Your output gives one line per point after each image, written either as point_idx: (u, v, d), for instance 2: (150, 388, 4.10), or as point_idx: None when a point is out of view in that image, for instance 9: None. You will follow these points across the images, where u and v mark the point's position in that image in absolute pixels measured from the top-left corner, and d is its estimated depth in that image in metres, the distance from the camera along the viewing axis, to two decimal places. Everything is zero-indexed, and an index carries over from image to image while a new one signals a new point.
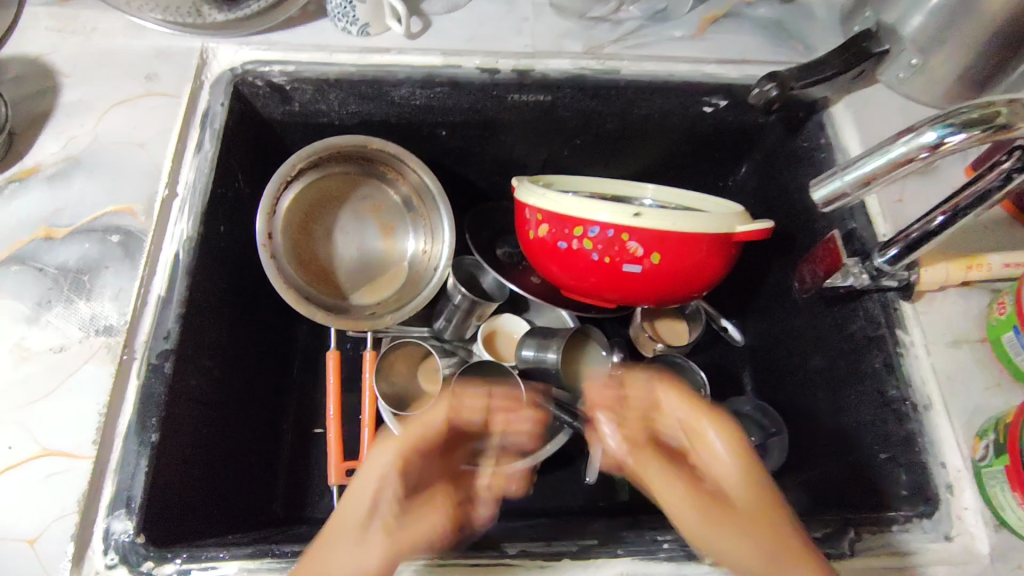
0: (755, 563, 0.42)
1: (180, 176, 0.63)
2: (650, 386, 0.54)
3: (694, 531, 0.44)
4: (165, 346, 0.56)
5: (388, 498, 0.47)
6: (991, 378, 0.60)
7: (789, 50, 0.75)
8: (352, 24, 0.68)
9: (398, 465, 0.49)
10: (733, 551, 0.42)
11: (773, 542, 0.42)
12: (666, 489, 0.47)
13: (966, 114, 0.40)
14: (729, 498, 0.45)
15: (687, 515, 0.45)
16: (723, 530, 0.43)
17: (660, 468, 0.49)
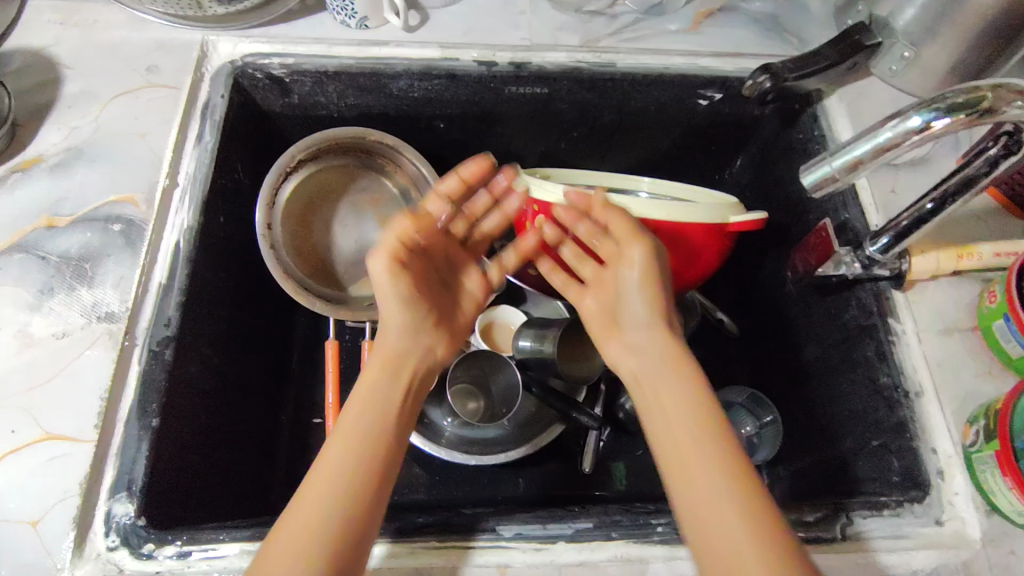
0: (707, 461, 0.47)
1: (181, 166, 0.63)
2: (626, 230, 0.56)
3: (671, 433, 0.50)
4: (166, 333, 0.57)
5: (394, 313, 0.57)
6: (982, 366, 0.60)
7: (783, 43, 0.75)
8: (351, 18, 0.69)
9: (394, 274, 0.56)
10: (689, 447, 0.49)
11: (726, 449, 0.48)
12: (657, 387, 0.54)
13: (951, 99, 0.41)
14: (695, 402, 0.51)
15: (671, 408, 0.52)
16: (689, 429, 0.50)
17: (659, 335, 0.56)
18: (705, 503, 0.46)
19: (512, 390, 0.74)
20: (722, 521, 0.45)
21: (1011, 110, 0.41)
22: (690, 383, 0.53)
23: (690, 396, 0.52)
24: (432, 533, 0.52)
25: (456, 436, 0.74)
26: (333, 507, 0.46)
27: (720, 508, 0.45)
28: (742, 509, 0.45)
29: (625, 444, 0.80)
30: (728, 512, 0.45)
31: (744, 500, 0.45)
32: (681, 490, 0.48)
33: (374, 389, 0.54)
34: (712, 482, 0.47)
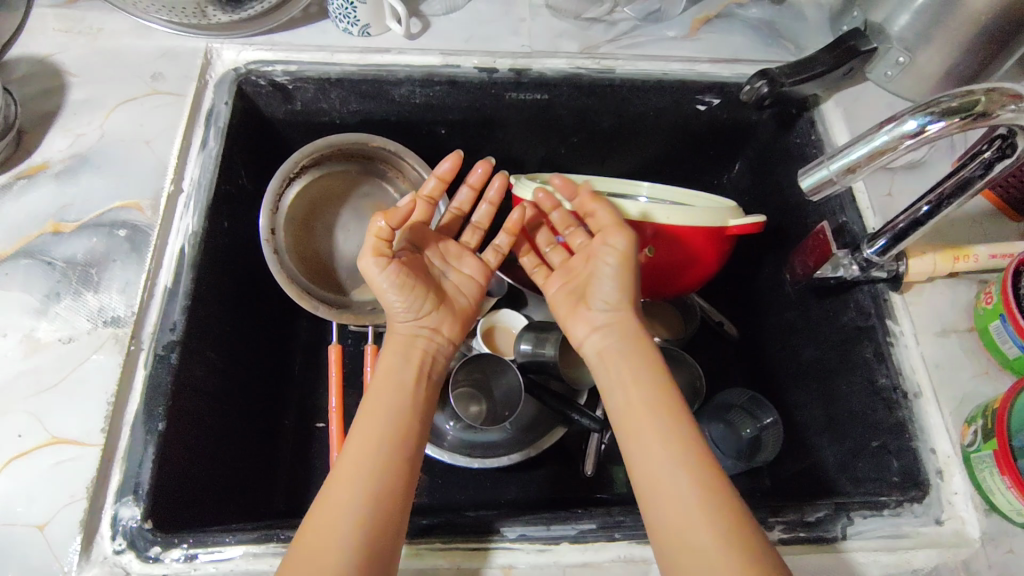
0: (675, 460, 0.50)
1: (186, 173, 0.64)
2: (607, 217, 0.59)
3: (642, 433, 0.53)
4: (171, 337, 0.57)
5: (393, 304, 0.60)
6: (979, 367, 0.61)
7: (780, 49, 0.77)
8: (353, 25, 0.70)
9: (385, 265, 0.58)
10: (653, 443, 0.52)
11: (693, 444, 0.51)
12: (629, 384, 0.57)
13: (946, 103, 0.42)
14: (665, 401, 0.55)
15: (641, 407, 0.55)
16: (659, 426, 0.53)
17: (630, 334, 0.60)
18: (682, 497, 0.48)
19: (513, 393, 0.74)
20: (689, 511, 0.47)
21: (1005, 114, 0.42)
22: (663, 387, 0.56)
23: (659, 396, 0.55)
24: (437, 534, 0.52)
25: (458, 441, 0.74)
26: (349, 508, 0.48)
27: (687, 502, 0.48)
28: (709, 503, 0.47)
29: None
30: (692, 506, 0.47)
31: (707, 493, 0.48)
32: (651, 487, 0.50)
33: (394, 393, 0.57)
34: (674, 474, 0.49)
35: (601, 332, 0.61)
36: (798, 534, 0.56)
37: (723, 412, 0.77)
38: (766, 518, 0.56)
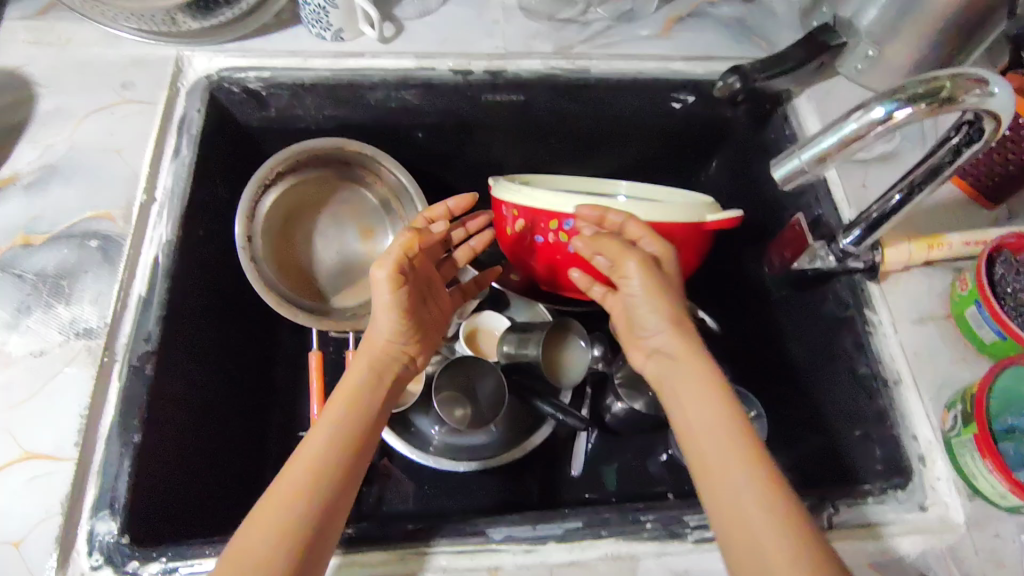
0: (746, 486, 0.47)
1: (158, 181, 0.63)
2: (625, 249, 0.58)
3: (706, 458, 0.50)
4: (146, 347, 0.57)
5: (388, 322, 0.58)
6: (956, 353, 0.62)
7: (752, 46, 0.77)
8: (326, 30, 0.70)
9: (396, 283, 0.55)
10: (717, 470, 0.49)
11: (759, 466, 0.48)
12: (687, 404, 0.54)
13: (912, 89, 0.43)
14: (726, 420, 0.51)
15: (702, 431, 0.51)
16: (722, 449, 0.50)
17: (681, 348, 0.56)
18: (759, 528, 0.45)
19: (500, 393, 0.74)
20: (766, 542, 0.45)
21: (969, 98, 0.43)
22: (725, 403, 0.52)
23: (721, 415, 0.52)
24: (423, 539, 0.52)
25: (445, 444, 0.75)
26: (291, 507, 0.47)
27: (763, 531, 0.45)
28: (785, 531, 0.45)
29: (613, 446, 0.80)
30: (768, 534, 0.45)
31: (779, 519, 0.45)
32: (728, 518, 0.47)
33: (350, 402, 0.56)
34: (744, 502, 0.47)
35: (656, 351, 0.58)
36: None
37: None
38: None
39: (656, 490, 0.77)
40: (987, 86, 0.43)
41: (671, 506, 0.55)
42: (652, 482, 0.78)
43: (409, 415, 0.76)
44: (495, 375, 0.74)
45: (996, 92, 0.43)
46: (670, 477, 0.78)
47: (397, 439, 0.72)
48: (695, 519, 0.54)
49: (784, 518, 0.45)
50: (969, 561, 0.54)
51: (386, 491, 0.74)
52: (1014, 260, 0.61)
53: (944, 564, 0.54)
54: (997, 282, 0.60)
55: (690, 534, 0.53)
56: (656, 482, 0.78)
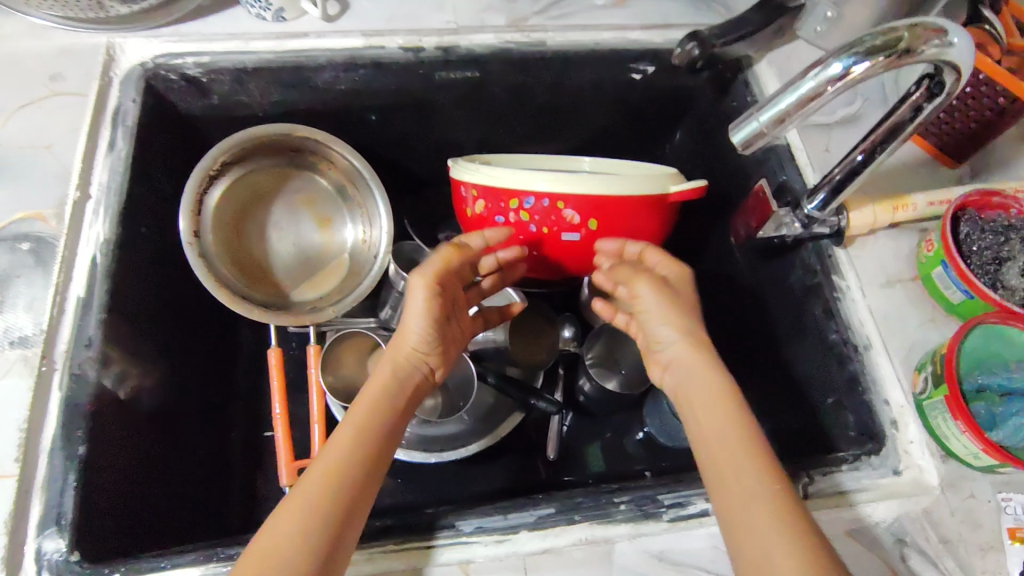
0: (752, 482, 0.45)
1: (93, 178, 0.60)
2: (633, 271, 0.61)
3: (715, 456, 0.48)
4: (88, 354, 0.54)
5: (416, 330, 0.59)
6: (925, 315, 0.61)
7: (710, 12, 0.75)
8: (266, 10, 0.66)
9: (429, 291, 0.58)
10: (725, 469, 0.47)
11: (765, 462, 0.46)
12: (699, 410, 0.51)
13: (870, 42, 0.41)
14: (733, 417, 0.49)
15: (710, 432, 0.49)
16: (728, 446, 0.48)
17: (692, 353, 0.55)
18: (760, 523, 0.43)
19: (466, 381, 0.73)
20: (769, 536, 0.43)
21: (928, 49, 0.41)
22: (734, 403, 0.50)
23: (730, 413, 0.49)
24: (390, 536, 0.50)
25: (416, 435, 0.71)
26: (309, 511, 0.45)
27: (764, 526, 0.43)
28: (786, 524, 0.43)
29: (589, 427, 0.79)
30: (768, 528, 0.43)
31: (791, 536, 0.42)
32: (732, 514, 0.45)
33: (376, 412, 0.54)
34: (748, 498, 0.45)
35: (669, 359, 0.57)
36: None
37: None
38: None
39: (634, 469, 0.76)
40: (946, 36, 0.41)
41: (646, 486, 0.54)
42: (630, 461, 0.77)
43: None
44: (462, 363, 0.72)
45: (955, 41, 0.42)
46: (647, 455, 0.78)
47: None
48: (670, 498, 0.53)
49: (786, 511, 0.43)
50: (944, 523, 0.54)
51: None
52: (978, 218, 0.61)
53: (919, 528, 0.54)
54: (962, 241, 0.60)
55: (665, 513, 0.52)
56: (633, 461, 0.77)
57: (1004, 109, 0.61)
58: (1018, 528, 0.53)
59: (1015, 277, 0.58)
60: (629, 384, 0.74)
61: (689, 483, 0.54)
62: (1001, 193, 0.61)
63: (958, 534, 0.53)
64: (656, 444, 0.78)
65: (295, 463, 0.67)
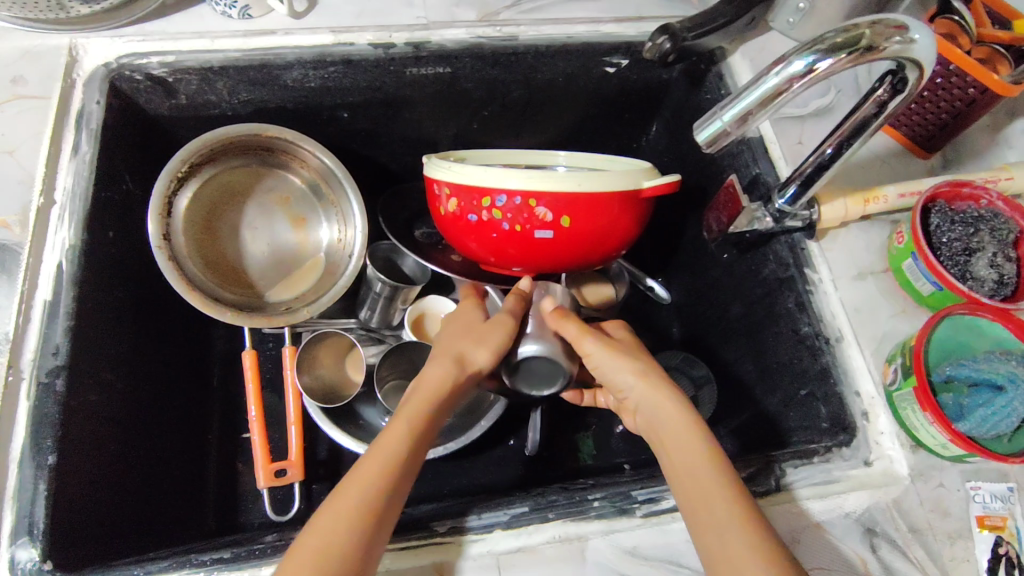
0: (729, 524, 0.43)
1: (57, 182, 0.59)
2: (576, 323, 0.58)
3: (693, 501, 0.46)
4: (55, 362, 0.53)
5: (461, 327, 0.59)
6: (896, 306, 0.62)
7: (684, 4, 0.75)
8: (231, 7, 0.64)
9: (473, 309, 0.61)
10: (702, 512, 0.45)
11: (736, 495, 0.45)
12: (671, 447, 0.49)
13: (832, 39, 0.41)
14: (706, 460, 0.47)
15: (687, 477, 0.47)
16: (702, 484, 0.46)
17: (655, 395, 0.52)
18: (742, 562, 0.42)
19: None
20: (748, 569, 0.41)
21: (890, 46, 0.41)
22: (701, 441, 0.48)
23: (703, 453, 0.47)
24: None
25: None
26: (345, 525, 0.43)
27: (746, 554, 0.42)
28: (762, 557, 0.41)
29: (569, 422, 0.80)
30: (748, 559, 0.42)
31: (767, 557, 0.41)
32: (714, 554, 0.43)
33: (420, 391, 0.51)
34: (725, 535, 0.43)
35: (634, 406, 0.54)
36: None
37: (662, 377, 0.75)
38: None
39: (614, 462, 0.77)
40: (908, 32, 0.41)
41: (619, 482, 0.54)
42: (610, 454, 0.78)
43: (354, 409, 0.72)
44: None
45: (917, 38, 0.42)
46: (627, 447, 0.78)
47: (346, 437, 0.67)
48: (643, 493, 0.53)
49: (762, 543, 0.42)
50: (913, 513, 0.54)
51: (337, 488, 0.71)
52: (948, 210, 0.61)
53: (889, 518, 0.54)
54: (932, 232, 0.61)
55: (638, 509, 0.52)
56: (614, 454, 0.78)
57: (975, 99, 0.61)
58: (986, 516, 0.54)
59: (984, 269, 0.59)
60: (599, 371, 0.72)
61: (661, 479, 0.54)
62: (971, 183, 0.61)
63: (928, 523, 0.54)
64: (635, 437, 0.78)
65: (273, 465, 0.67)
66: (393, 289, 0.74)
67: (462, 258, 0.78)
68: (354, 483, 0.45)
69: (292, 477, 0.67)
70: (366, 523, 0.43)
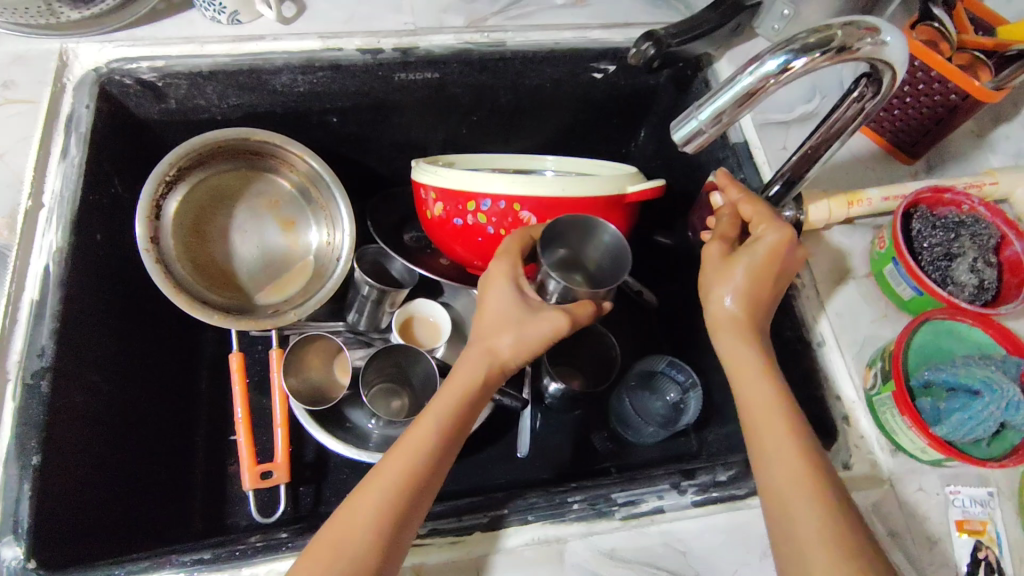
0: (801, 492, 0.45)
1: (46, 185, 0.59)
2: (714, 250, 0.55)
3: (749, 412, 0.50)
4: (41, 364, 0.54)
5: (498, 316, 0.56)
6: (878, 310, 0.62)
7: (670, 10, 0.76)
8: (220, 13, 0.65)
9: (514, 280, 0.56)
10: (776, 477, 0.47)
11: (803, 456, 0.47)
12: (749, 407, 0.51)
13: (804, 39, 0.41)
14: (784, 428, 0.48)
15: (763, 441, 0.49)
16: (778, 444, 0.48)
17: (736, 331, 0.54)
18: (795, 513, 0.45)
19: (430, 379, 0.72)
20: (797, 509, 0.45)
21: (862, 47, 0.42)
22: (755, 352, 0.52)
23: (777, 417, 0.49)
24: None
25: (383, 436, 0.70)
26: (368, 520, 0.46)
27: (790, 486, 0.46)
28: (827, 524, 0.44)
29: (556, 425, 0.80)
30: (799, 498, 0.45)
31: (834, 533, 0.43)
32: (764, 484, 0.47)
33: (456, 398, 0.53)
34: (795, 501, 0.45)
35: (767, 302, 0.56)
36: (711, 494, 0.54)
37: (648, 381, 0.78)
38: (679, 482, 0.54)
39: (600, 466, 0.77)
40: (879, 34, 0.42)
41: (599, 484, 0.54)
42: (596, 458, 0.78)
43: (342, 411, 0.72)
44: (423, 361, 0.72)
45: (889, 40, 0.42)
46: (613, 451, 0.78)
47: (336, 441, 0.67)
48: (622, 496, 0.54)
49: (815, 493, 0.45)
50: (893, 517, 0.54)
51: (323, 489, 0.72)
52: (930, 215, 0.62)
53: (868, 522, 0.54)
54: (913, 237, 0.61)
55: (617, 511, 0.53)
56: (600, 457, 0.78)
57: (956, 105, 0.61)
58: (965, 521, 0.54)
59: (965, 274, 0.59)
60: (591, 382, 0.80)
61: (641, 481, 0.54)
62: (952, 189, 0.61)
63: (907, 527, 0.54)
64: (621, 440, 0.79)
65: (258, 467, 0.67)
66: (381, 292, 0.74)
67: (450, 262, 0.79)
68: (387, 474, 0.48)
69: (278, 478, 0.67)
70: (383, 516, 0.46)
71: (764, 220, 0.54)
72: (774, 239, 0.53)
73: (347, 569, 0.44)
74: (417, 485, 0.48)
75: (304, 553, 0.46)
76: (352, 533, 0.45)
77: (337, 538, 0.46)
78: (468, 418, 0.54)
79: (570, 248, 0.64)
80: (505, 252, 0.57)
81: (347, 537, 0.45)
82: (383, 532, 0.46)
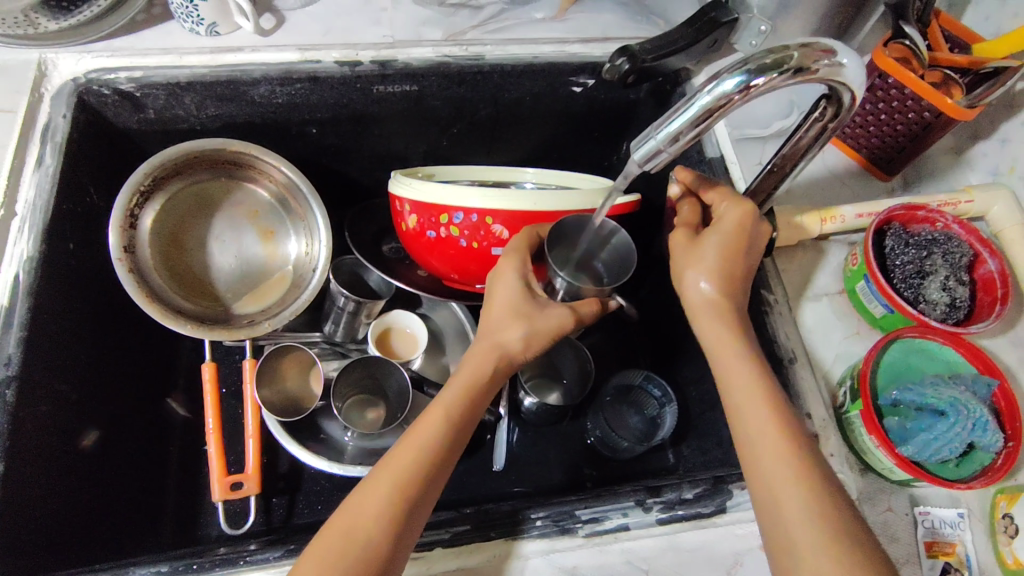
0: (793, 492, 0.44)
1: (19, 194, 0.60)
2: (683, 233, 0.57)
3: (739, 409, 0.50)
4: (6, 373, 0.53)
5: (500, 312, 0.56)
6: (850, 328, 0.62)
7: (649, 25, 0.77)
8: (198, 24, 0.65)
9: (521, 270, 0.57)
10: (767, 477, 0.46)
11: (798, 451, 0.46)
12: (740, 402, 0.50)
13: (761, 59, 0.41)
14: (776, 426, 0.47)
15: (754, 440, 0.48)
16: (769, 442, 0.47)
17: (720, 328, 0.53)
18: (786, 515, 0.44)
19: (403, 392, 0.72)
20: (788, 509, 0.44)
21: (819, 68, 0.42)
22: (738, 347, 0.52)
23: (766, 413, 0.48)
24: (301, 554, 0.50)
25: (358, 449, 0.71)
26: (376, 513, 0.45)
27: (779, 479, 0.45)
28: (819, 522, 0.43)
29: (532, 439, 0.80)
30: (789, 502, 0.44)
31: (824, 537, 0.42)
32: (755, 478, 0.47)
33: (457, 394, 0.53)
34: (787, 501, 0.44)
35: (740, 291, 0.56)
36: (676, 512, 0.53)
37: (626, 395, 0.78)
38: (645, 500, 0.54)
39: (576, 480, 0.77)
40: (835, 56, 0.42)
41: (563, 500, 0.54)
42: (572, 472, 0.77)
43: (317, 423, 0.73)
44: (397, 374, 0.72)
45: (845, 62, 0.42)
46: (589, 465, 0.78)
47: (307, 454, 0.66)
48: (587, 513, 0.53)
49: (806, 494, 0.44)
50: None
51: (295, 501, 0.71)
52: (903, 232, 0.61)
53: None
54: (886, 255, 0.61)
55: (581, 528, 0.52)
56: (575, 471, 0.77)
57: (929, 123, 0.61)
58: (934, 542, 0.54)
59: (936, 292, 0.59)
60: (567, 395, 0.79)
61: (606, 498, 0.54)
62: (926, 207, 0.61)
63: None
64: (597, 455, 0.78)
65: (228, 478, 0.67)
66: (357, 304, 0.75)
67: (428, 274, 0.79)
68: (392, 468, 0.48)
69: (249, 489, 0.67)
70: (391, 510, 0.46)
71: (725, 199, 0.57)
72: (736, 213, 0.55)
73: (357, 561, 0.43)
74: (423, 479, 0.48)
75: (308, 547, 0.46)
76: (360, 525, 0.45)
77: (346, 531, 0.45)
78: (472, 413, 0.53)
79: (570, 253, 0.64)
80: (514, 249, 0.58)
81: (356, 530, 0.45)
82: (392, 524, 0.45)
